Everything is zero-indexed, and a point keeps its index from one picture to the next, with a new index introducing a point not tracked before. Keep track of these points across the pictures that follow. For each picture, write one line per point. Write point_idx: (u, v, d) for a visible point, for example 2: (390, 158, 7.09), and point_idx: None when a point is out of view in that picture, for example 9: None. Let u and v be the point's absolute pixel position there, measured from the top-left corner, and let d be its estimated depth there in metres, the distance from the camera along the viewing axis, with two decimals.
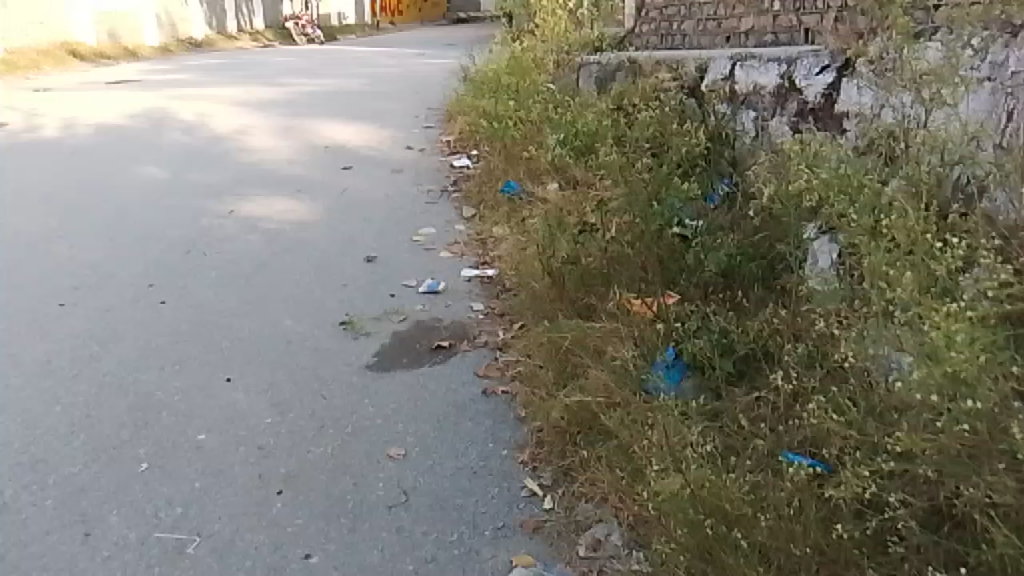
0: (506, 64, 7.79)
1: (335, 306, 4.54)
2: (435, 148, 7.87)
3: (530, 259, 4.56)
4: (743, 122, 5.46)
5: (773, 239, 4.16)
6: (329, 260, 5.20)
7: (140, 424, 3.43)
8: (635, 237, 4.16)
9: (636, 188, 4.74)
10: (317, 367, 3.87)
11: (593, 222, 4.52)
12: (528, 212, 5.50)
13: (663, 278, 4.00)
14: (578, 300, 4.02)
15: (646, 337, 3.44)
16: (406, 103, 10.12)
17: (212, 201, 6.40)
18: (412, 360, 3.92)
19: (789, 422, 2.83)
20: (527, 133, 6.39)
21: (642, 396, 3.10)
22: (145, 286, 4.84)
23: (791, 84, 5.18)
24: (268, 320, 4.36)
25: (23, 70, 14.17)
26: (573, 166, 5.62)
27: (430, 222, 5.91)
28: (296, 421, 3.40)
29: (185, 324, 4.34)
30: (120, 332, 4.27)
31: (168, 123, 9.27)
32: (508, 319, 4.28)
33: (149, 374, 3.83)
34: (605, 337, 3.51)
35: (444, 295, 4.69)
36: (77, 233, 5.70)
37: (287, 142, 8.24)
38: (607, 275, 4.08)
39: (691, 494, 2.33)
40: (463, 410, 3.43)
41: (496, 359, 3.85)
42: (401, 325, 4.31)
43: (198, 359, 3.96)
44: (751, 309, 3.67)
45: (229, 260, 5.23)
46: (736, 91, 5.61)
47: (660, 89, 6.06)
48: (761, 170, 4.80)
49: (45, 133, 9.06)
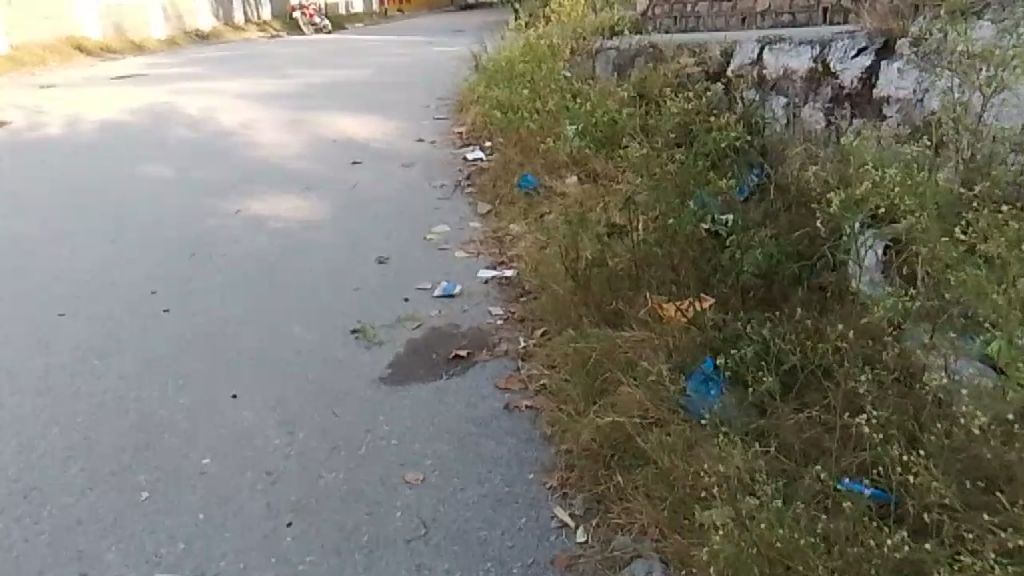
0: (520, 52, 7.49)
1: (346, 312, 4.30)
2: (446, 140, 7.58)
3: (551, 260, 4.31)
4: (774, 109, 5.16)
5: (811, 235, 3.94)
6: (339, 262, 4.96)
7: (142, 447, 3.22)
8: (667, 237, 3.90)
9: (661, 185, 4.49)
10: (328, 380, 3.64)
11: (621, 224, 4.27)
12: (547, 208, 5.24)
13: (696, 280, 3.73)
14: (604, 306, 3.71)
15: (681, 345, 3.19)
16: (414, 94, 9.83)
17: (218, 200, 6.18)
18: (429, 372, 3.68)
19: (845, 447, 2.58)
20: (544, 124, 6.13)
21: (680, 415, 2.84)
22: (148, 293, 4.64)
23: (825, 68, 4.90)
24: (276, 328, 4.14)
25: (29, 66, 14.00)
26: (594, 158, 5.42)
27: (444, 220, 5.66)
28: (306, 441, 3.17)
29: (189, 335, 4.12)
30: (121, 344, 4.06)
31: (173, 118, 9.06)
32: (528, 325, 4.02)
33: (151, 390, 3.62)
34: (637, 347, 3.26)
35: (460, 299, 4.44)
36: (78, 238, 5.51)
37: (295, 136, 8.00)
38: (636, 278, 3.82)
39: (756, 552, 2.13)
40: (485, 428, 3.18)
41: (518, 369, 3.60)
42: (416, 332, 4.08)
43: (203, 373, 3.74)
44: (798, 316, 3.38)
45: (236, 264, 5.01)
46: (765, 76, 5.32)
47: (682, 74, 5.84)
48: (797, 164, 4.56)
49: (48, 131, 8.89)
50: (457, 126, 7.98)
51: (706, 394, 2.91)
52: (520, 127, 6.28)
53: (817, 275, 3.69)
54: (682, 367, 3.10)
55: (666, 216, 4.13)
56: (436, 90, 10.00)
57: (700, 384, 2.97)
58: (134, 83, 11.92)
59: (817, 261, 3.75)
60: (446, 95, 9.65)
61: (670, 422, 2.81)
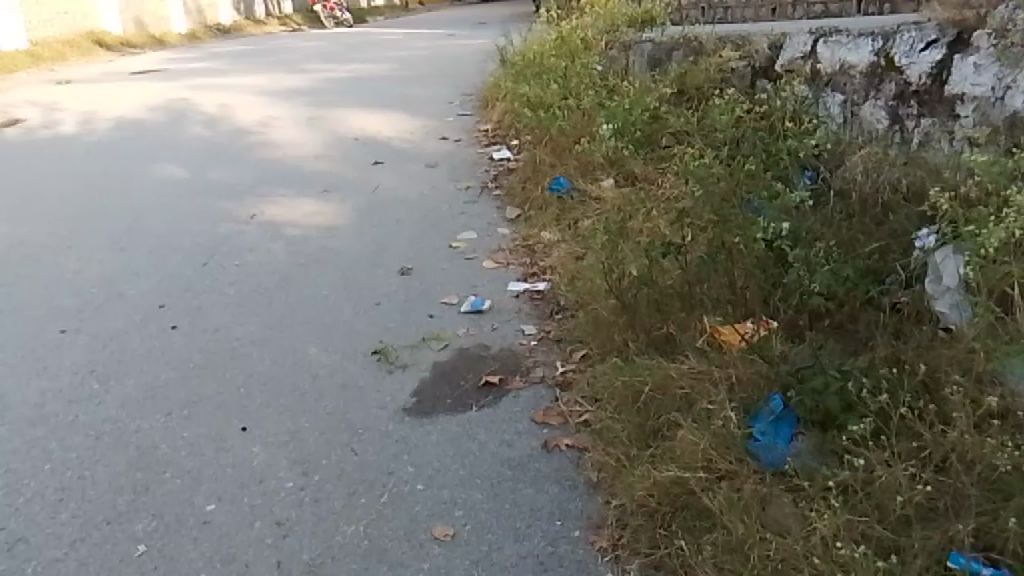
0: (551, 45, 7.04)
1: (367, 331, 3.96)
2: (471, 138, 7.23)
3: (591, 275, 3.94)
4: (828, 107, 4.74)
5: (881, 250, 3.60)
6: (360, 273, 4.63)
7: (141, 489, 2.91)
8: (726, 255, 3.50)
9: (706, 197, 4.05)
10: (346, 410, 3.29)
11: (679, 238, 3.86)
12: (582, 213, 4.86)
13: (758, 300, 3.31)
14: (654, 329, 3.30)
15: (743, 377, 2.83)
16: (437, 89, 9.47)
17: (234, 203, 5.88)
18: (456, 402, 3.33)
19: (956, 515, 2.20)
20: (578, 124, 5.68)
21: (750, 465, 2.49)
22: (156, 307, 4.34)
23: (889, 63, 4.55)
24: (291, 349, 3.81)
25: (48, 62, 13.81)
26: (631, 160, 5.02)
27: (470, 225, 5.30)
28: (322, 485, 2.85)
29: (197, 355, 3.81)
30: (124, 366, 3.77)
31: (190, 116, 8.78)
32: (565, 346, 3.66)
33: (154, 421, 3.31)
34: (694, 379, 2.88)
35: (490, 315, 4.08)
36: (87, 245, 5.23)
37: (316, 134, 7.69)
38: (686, 296, 3.40)
39: None
40: (523, 473, 2.83)
41: (556, 400, 3.23)
42: (442, 354, 3.72)
43: (210, 401, 3.43)
44: (875, 346, 3.00)
45: (249, 274, 4.69)
46: (819, 71, 4.91)
47: (726, 70, 5.34)
48: (859, 166, 4.12)
49: (63, 129, 8.65)
50: (482, 124, 7.63)
51: (775, 442, 2.54)
52: (551, 126, 5.84)
53: (887, 290, 3.30)
54: (744, 405, 2.72)
55: (721, 232, 3.70)
56: (460, 85, 9.64)
57: (764, 429, 2.60)
58: (153, 79, 11.68)
59: (889, 279, 3.37)
60: (471, 90, 9.30)
61: (739, 475, 2.44)
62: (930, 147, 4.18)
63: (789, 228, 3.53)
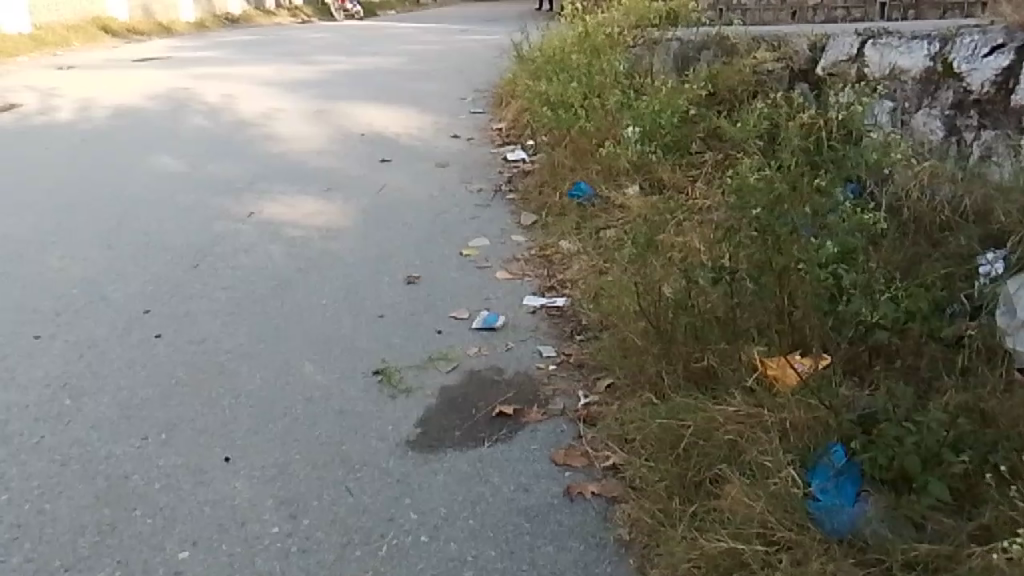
0: (572, 40, 6.64)
1: (368, 348, 3.60)
2: (484, 137, 6.87)
3: (618, 292, 3.58)
4: (877, 114, 4.28)
5: (942, 273, 3.23)
6: (362, 281, 4.27)
7: (106, 529, 2.56)
8: (773, 279, 3.09)
9: (750, 203, 3.77)
10: (342, 441, 2.94)
11: (713, 257, 3.53)
12: (605, 221, 4.54)
13: (811, 329, 2.93)
14: (692, 360, 2.92)
15: (798, 423, 2.48)
16: (448, 84, 9.13)
17: (232, 200, 5.53)
18: (465, 434, 2.95)
19: None
20: (601, 124, 5.32)
21: (813, 533, 2.15)
22: (140, 313, 3.99)
23: (945, 69, 4.19)
24: (283, 366, 3.45)
25: (51, 47, 13.43)
26: (659, 165, 4.72)
27: (482, 231, 4.94)
28: (312, 532, 2.49)
29: (180, 370, 3.46)
30: (100, 380, 3.42)
31: (191, 105, 8.43)
32: (588, 373, 3.30)
33: (127, 447, 2.97)
34: (742, 424, 2.53)
35: (503, 333, 3.72)
36: (73, 241, 4.90)
37: (321, 128, 7.34)
38: (728, 323, 3.02)
39: None
40: (542, 526, 2.46)
41: (579, 438, 2.86)
42: (450, 377, 3.36)
43: (192, 425, 3.08)
44: (945, 388, 2.64)
45: (243, 278, 4.34)
46: (865, 77, 4.53)
47: (761, 71, 4.97)
48: (913, 179, 3.77)
49: (59, 116, 8.30)
50: (496, 122, 7.26)
51: (841, 502, 2.20)
52: (571, 126, 5.47)
53: (952, 322, 2.93)
54: (801, 456, 2.38)
55: (765, 251, 3.30)
56: (471, 82, 9.28)
57: (823, 484, 2.27)
58: (156, 67, 11.33)
59: (954, 309, 3.01)
60: (483, 86, 8.95)
61: (802, 545, 2.11)
62: (989, 165, 3.83)
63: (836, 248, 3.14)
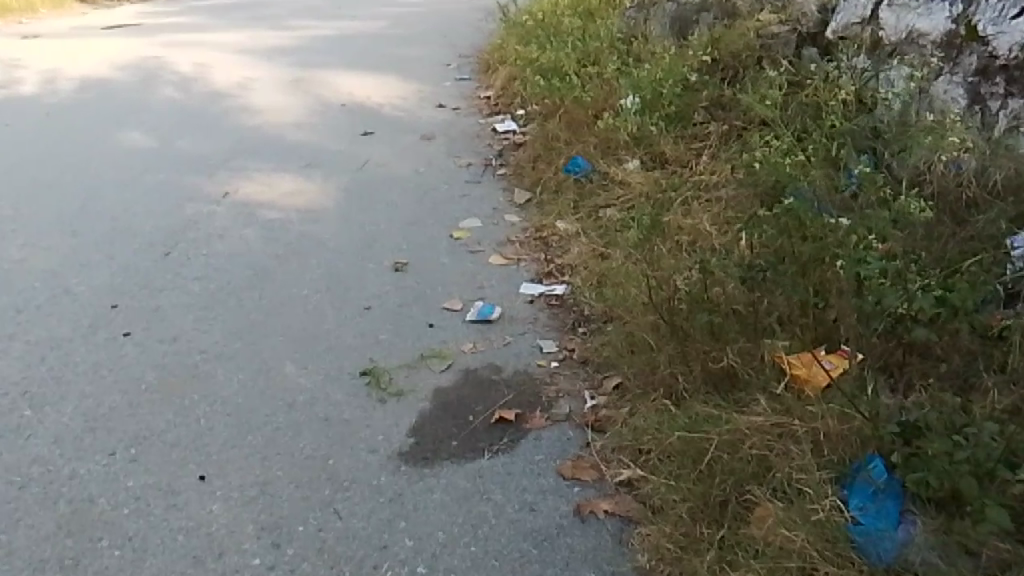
0: (567, 2, 6.43)
1: (354, 345, 3.33)
2: (471, 106, 6.51)
3: (625, 282, 3.35)
4: (891, 82, 4.02)
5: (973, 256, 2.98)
6: (345, 269, 3.98)
7: (70, 564, 2.32)
8: (796, 269, 2.90)
9: (760, 181, 3.74)
10: (328, 454, 2.69)
11: (722, 242, 3.34)
12: (604, 200, 4.27)
13: (838, 323, 2.69)
14: (710, 361, 2.66)
15: (831, 432, 2.26)
16: (431, 50, 8.72)
17: (205, 179, 5.21)
18: (463, 444, 2.69)
19: None
20: (596, 96, 5.02)
21: (858, 564, 1.95)
22: (107, 309, 3.69)
23: (970, 32, 3.84)
24: (263, 368, 3.19)
25: (15, 14, 12.79)
26: (660, 138, 4.44)
27: (473, 210, 4.65)
28: (298, 564, 2.26)
29: (150, 374, 3.19)
30: (63, 386, 3.14)
31: (162, 76, 8.01)
32: (593, 372, 3.03)
33: (92, 465, 2.71)
34: (769, 436, 2.32)
35: (500, 326, 3.46)
36: (34, 227, 4.57)
37: (299, 99, 6.97)
38: (749, 319, 2.77)
39: None
40: (551, 553, 2.24)
41: (587, 449, 2.61)
42: (444, 377, 3.10)
43: (164, 438, 2.82)
44: (990, 388, 2.40)
45: (218, 267, 4.05)
46: (880, 41, 4.18)
47: (765, 34, 4.68)
48: (928, 152, 3.55)
49: (22, 89, 7.86)
50: (483, 90, 6.90)
51: (885, 527, 2.00)
52: (565, 96, 5.17)
53: (988, 314, 2.69)
54: (837, 473, 2.16)
55: (784, 235, 3.11)
56: (456, 47, 8.88)
57: (864, 504, 2.06)
58: (125, 35, 10.79)
59: (989, 295, 2.76)
60: (468, 52, 8.57)
61: None
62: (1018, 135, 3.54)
63: (853, 226, 3.07)
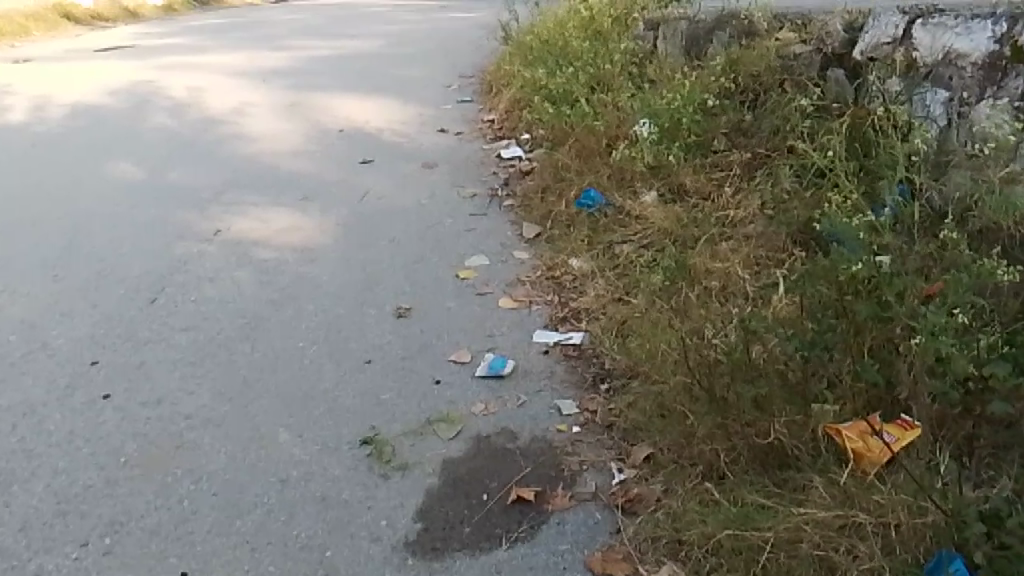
0: (571, 21, 6.16)
1: (353, 407, 3.03)
2: (474, 130, 6.23)
3: (650, 335, 3.07)
4: (927, 106, 3.75)
5: None
6: (343, 317, 3.69)
7: None
8: (849, 326, 2.56)
9: (792, 219, 3.48)
10: (326, 544, 2.40)
11: (758, 294, 3.11)
12: (621, 235, 3.98)
13: (896, 388, 2.41)
14: (755, 436, 2.39)
15: (903, 527, 2.00)
16: (431, 70, 8.47)
17: (196, 214, 4.93)
18: (476, 532, 2.39)
19: None
20: (609, 122, 4.75)
21: None
22: (86, 367, 3.40)
23: (1016, 52, 3.59)
24: (253, 436, 2.89)
25: (6, 37, 12.50)
26: (679, 168, 4.17)
27: (480, 247, 4.36)
28: None
29: (130, 444, 2.89)
30: (34, 460, 2.85)
31: (156, 101, 7.75)
32: (619, 439, 2.72)
33: (61, 560, 2.41)
34: (830, 531, 2.07)
35: (513, 382, 3.15)
36: (14, 272, 4.28)
37: (295, 125, 6.70)
38: (796, 386, 2.49)
39: None
40: None
41: (618, 536, 2.32)
42: (453, 444, 2.80)
43: (142, 524, 2.53)
44: None
45: (208, 315, 3.75)
46: (914, 62, 3.87)
47: (785, 54, 4.34)
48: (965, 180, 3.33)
49: (11, 117, 7.59)
50: (486, 113, 6.64)
51: None
52: (576, 123, 4.90)
53: None
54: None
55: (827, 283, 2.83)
56: (456, 66, 8.62)
57: None
58: (118, 58, 10.52)
59: None
60: (469, 72, 8.30)
61: None
62: None
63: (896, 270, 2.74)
